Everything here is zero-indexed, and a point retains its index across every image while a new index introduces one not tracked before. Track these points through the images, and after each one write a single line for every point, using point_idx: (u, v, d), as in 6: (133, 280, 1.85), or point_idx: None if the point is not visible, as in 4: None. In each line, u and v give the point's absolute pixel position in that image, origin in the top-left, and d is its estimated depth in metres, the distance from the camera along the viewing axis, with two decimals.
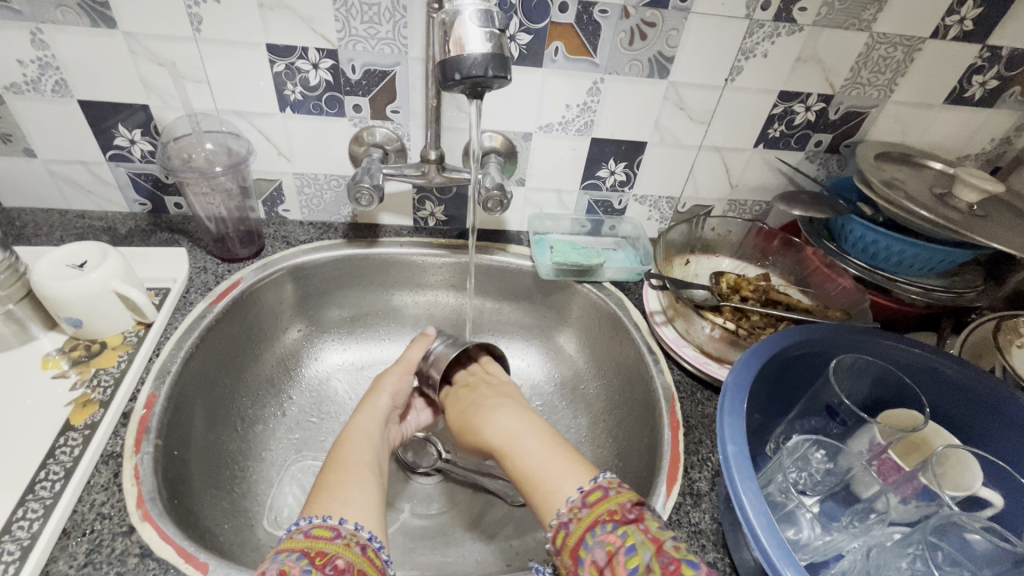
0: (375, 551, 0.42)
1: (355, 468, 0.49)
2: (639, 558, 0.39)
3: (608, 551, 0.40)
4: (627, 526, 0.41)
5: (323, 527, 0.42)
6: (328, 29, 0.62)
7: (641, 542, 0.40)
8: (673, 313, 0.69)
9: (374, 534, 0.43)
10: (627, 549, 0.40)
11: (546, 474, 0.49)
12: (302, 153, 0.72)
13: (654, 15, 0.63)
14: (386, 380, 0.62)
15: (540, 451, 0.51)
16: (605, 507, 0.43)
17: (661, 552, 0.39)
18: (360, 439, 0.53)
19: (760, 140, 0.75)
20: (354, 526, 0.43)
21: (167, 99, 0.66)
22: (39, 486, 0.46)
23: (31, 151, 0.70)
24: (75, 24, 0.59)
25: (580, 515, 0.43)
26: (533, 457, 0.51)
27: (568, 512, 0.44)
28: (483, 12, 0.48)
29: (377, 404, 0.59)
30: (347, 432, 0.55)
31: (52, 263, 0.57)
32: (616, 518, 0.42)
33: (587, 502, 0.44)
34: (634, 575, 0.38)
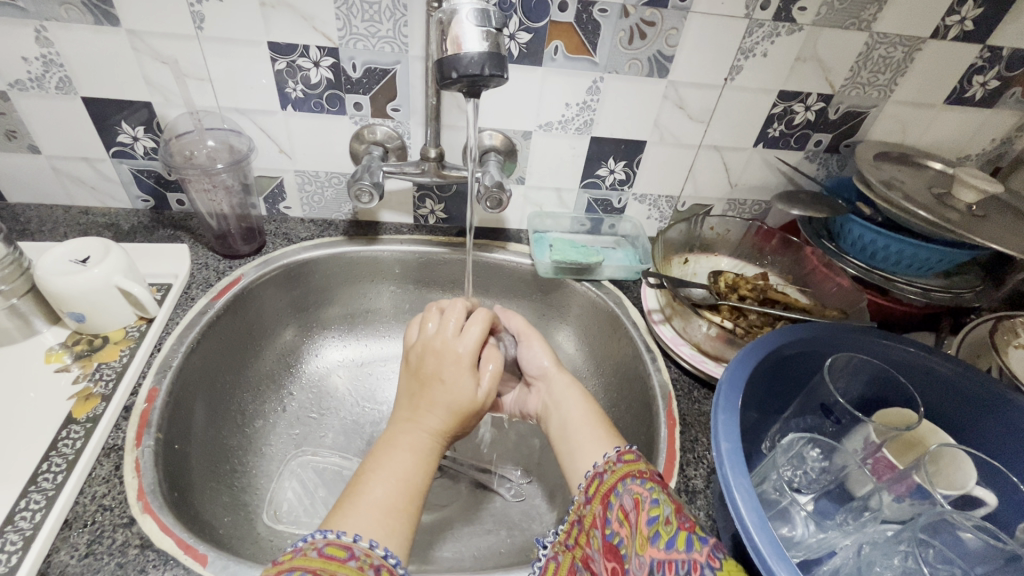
0: (389, 572, 0.38)
1: (392, 484, 0.45)
2: (660, 510, 0.39)
3: (634, 498, 0.41)
4: (654, 483, 0.42)
5: (337, 545, 0.38)
6: (329, 27, 0.62)
7: (664, 499, 0.40)
8: (671, 312, 0.69)
9: (390, 551, 0.40)
10: (652, 500, 0.40)
11: (589, 434, 0.53)
12: (303, 150, 0.73)
13: (654, 14, 0.63)
14: (454, 385, 0.51)
15: (586, 413, 0.55)
16: (638, 467, 0.44)
17: (681, 512, 0.39)
18: (405, 445, 0.48)
19: (760, 140, 0.75)
20: (369, 545, 0.39)
21: (170, 97, 0.67)
22: (41, 478, 0.47)
23: (35, 147, 0.70)
24: (79, 22, 0.60)
25: (614, 467, 0.45)
26: (579, 416, 0.55)
27: (605, 464, 0.47)
28: (481, 11, 0.48)
29: (436, 415, 0.50)
30: (396, 442, 0.48)
31: (54, 258, 0.57)
32: (646, 475, 0.43)
33: (621, 459, 0.46)
34: (651, 522, 0.38)
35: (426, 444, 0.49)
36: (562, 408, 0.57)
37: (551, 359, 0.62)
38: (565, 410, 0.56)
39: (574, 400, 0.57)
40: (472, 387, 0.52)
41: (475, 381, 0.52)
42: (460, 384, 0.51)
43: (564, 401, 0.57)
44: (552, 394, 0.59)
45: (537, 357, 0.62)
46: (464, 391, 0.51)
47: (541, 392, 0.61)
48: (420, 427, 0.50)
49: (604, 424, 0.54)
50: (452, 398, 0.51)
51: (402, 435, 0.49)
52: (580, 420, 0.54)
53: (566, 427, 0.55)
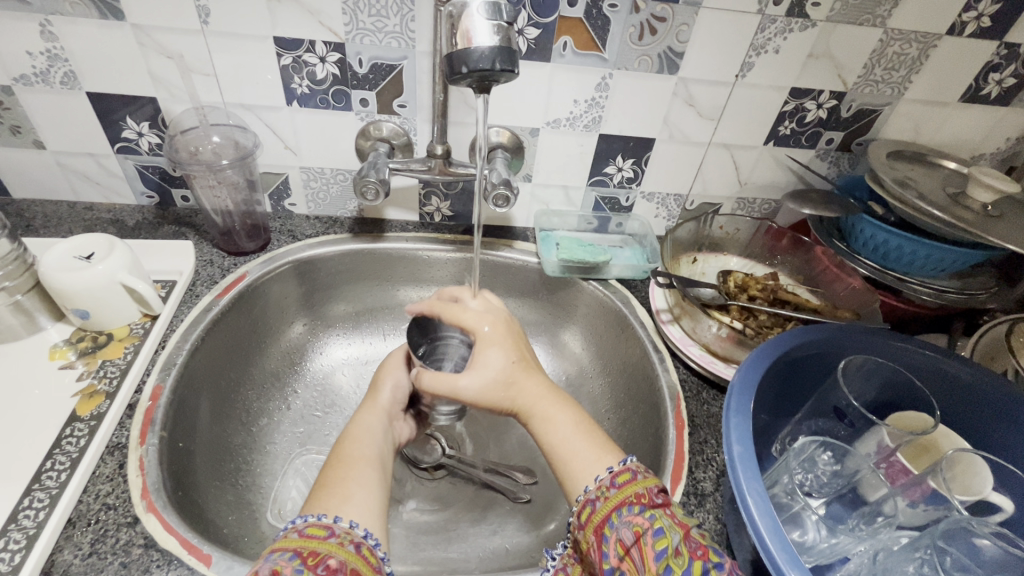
0: (370, 549, 0.40)
1: (356, 464, 0.47)
2: (668, 541, 0.39)
3: (634, 531, 0.40)
4: (654, 509, 0.41)
5: (317, 526, 0.40)
6: (335, 22, 0.61)
7: (669, 526, 0.40)
8: (680, 312, 0.68)
9: (369, 531, 0.41)
10: (655, 531, 0.40)
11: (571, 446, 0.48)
12: (309, 146, 0.72)
13: (664, 9, 0.62)
14: (387, 371, 0.60)
15: (572, 433, 0.49)
16: (634, 489, 0.43)
17: (690, 538, 0.39)
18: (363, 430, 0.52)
19: (770, 138, 0.74)
20: (349, 524, 0.41)
21: (175, 92, 0.66)
22: (45, 476, 0.47)
23: (40, 143, 0.70)
24: (84, 16, 0.59)
25: (607, 494, 0.44)
26: (556, 433, 0.50)
27: (596, 489, 0.44)
28: (492, 4, 0.47)
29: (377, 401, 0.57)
30: (350, 428, 0.53)
31: (58, 255, 0.57)
32: (645, 502, 0.42)
33: (616, 483, 0.44)
34: (660, 557, 0.38)
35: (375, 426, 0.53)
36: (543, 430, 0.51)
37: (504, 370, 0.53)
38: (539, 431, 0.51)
39: (544, 424, 0.51)
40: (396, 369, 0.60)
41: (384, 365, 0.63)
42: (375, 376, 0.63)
43: (535, 419, 0.51)
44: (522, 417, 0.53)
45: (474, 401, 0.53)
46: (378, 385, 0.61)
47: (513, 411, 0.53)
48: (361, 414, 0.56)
49: (587, 434, 0.49)
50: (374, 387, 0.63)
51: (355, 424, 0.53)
52: (562, 441, 0.49)
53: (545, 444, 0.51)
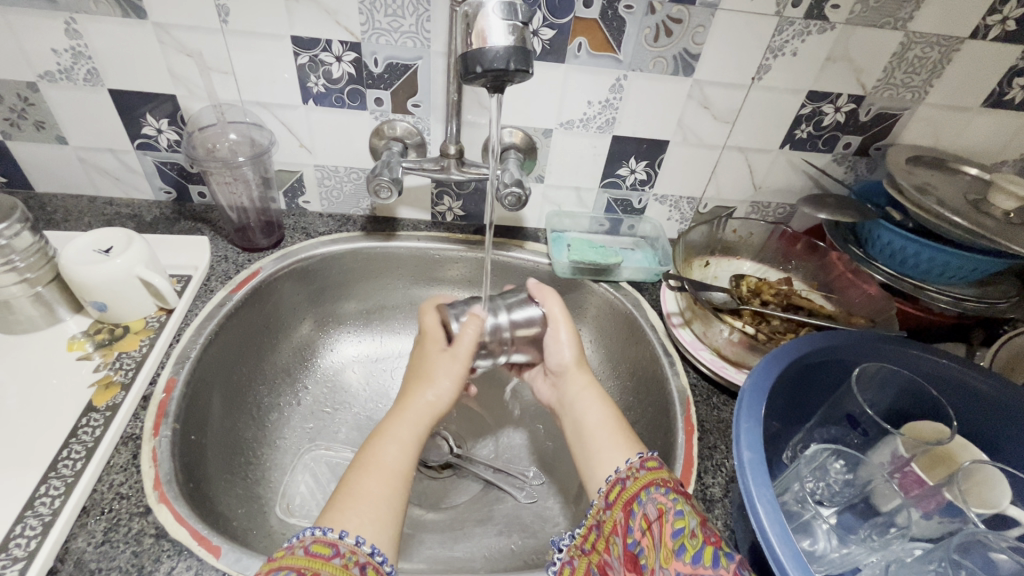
0: (374, 570, 0.39)
1: (384, 475, 0.45)
2: (686, 522, 0.39)
3: (659, 507, 0.41)
4: (678, 494, 0.42)
5: (322, 543, 0.39)
6: (352, 22, 0.62)
7: (688, 511, 0.41)
8: (691, 315, 0.68)
9: (376, 549, 0.40)
10: (677, 512, 0.40)
11: (618, 429, 0.53)
12: (324, 145, 0.73)
13: (681, 11, 0.62)
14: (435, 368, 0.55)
15: (604, 418, 0.54)
16: (661, 475, 0.44)
17: (705, 526, 0.39)
18: (396, 436, 0.49)
19: (786, 141, 0.73)
20: (354, 542, 0.40)
21: (194, 89, 0.67)
22: (61, 464, 0.48)
23: (63, 138, 0.72)
24: (108, 15, 0.61)
25: (637, 474, 0.45)
26: (601, 417, 0.54)
27: (627, 470, 0.46)
28: (507, 4, 0.47)
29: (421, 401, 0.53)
30: (381, 434, 0.49)
31: (78, 249, 0.58)
32: (670, 485, 0.43)
33: (644, 466, 0.46)
34: (676, 535, 0.39)
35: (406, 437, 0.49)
36: (580, 409, 0.56)
37: (573, 352, 0.60)
38: (580, 410, 0.56)
39: (592, 404, 0.56)
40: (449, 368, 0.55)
41: (443, 358, 0.56)
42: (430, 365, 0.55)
43: (582, 398, 0.57)
44: (567, 395, 0.58)
45: (560, 350, 0.60)
46: (432, 372, 0.55)
47: (558, 388, 0.61)
48: (407, 410, 0.52)
49: (625, 427, 0.53)
50: (421, 372, 0.55)
51: (388, 427, 0.50)
52: (597, 422, 0.54)
53: (581, 429, 0.55)
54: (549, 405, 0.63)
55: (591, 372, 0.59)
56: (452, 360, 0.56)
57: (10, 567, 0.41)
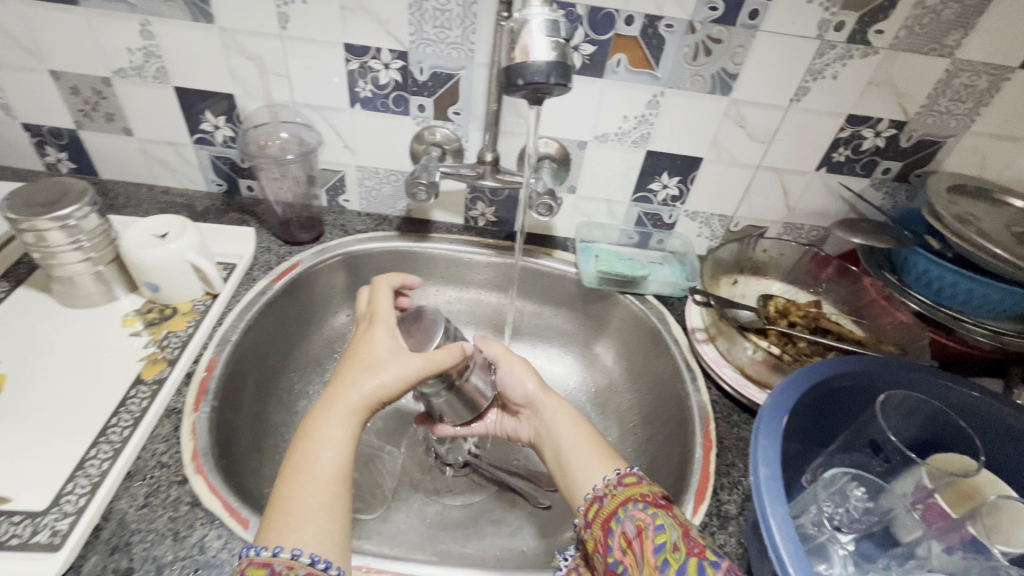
0: None
1: (318, 481, 0.42)
2: (667, 536, 0.41)
3: (637, 524, 0.43)
4: (657, 507, 0.44)
5: (257, 565, 0.37)
6: (401, 32, 0.65)
7: (669, 524, 0.42)
8: (715, 332, 0.67)
9: (317, 557, 0.38)
10: (656, 526, 0.42)
11: (596, 444, 0.54)
12: (367, 147, 0.76)
13: (721, 31, 0.63)
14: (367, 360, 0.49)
15: (581, 437, 0.54)
16: (639, 490, 0.46)
17: (688, 536, 0.41)
18: (329, 433, 0.44)
19: (823, 163, 0.73)
20: (291, 555, 0.38)
21: (250, 90, 0.72)
22: (110, 430, 0.51)
23: (129, 130, 0.77)
24: (179, 18, 0.66)
25: (615, 491, 0.47)
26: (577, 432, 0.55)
27: (604, 488, 0.48)
28: (551, 21, 0.49)
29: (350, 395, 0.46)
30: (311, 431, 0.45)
31: (139, 232, 0.62)
32: (648, 500, 0.45)
33: (622, 482, 0.47)
34: (658, 549, 0.40)
35: (339, 432, 0.45)
36: (557, 433, 0.56)
37: (535, 382, 0.60)
38: (557, 435, 0.56)
39: (567, 425, 0.56)
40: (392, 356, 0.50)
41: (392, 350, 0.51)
42: (377, 356, 0.50)
43: (560, 418, 0.57)
44: (543, 420, 0.59)
45: (522, 382, 0.61)
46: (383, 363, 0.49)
47: (532, 420, 0.61)
48: (342, 404, 0.46)
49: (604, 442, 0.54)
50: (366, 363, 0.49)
51: (320, 424, 0.45)
52: (575, 442, 0.54)
53: (560, 454, 0.55)
54: (529, 439, 0.62)
55: (557, 395, 0.60)
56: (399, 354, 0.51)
57: (60, 520, 0.44)
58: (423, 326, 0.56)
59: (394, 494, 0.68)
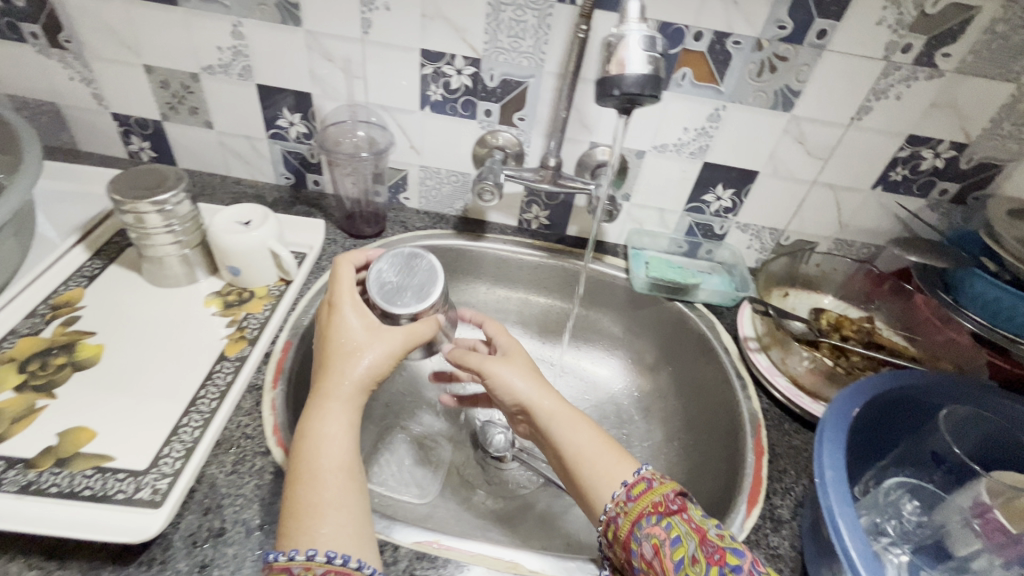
0: None
1: (326, 478, 0.44)
2: (685, 550, 0.41)
3: (654, 543, 0.42)
4: (670, 518, 0.43)
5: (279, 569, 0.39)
6: (476, 40, 0.68)
7: (685, 533, 0.42)
8: (769, 341, 0.69)
9: (334, 554, 0.40)
10: (672, 541, 0.42)
11: (610, 456, 0.49)
12: (432, 148, 0.79)
13: (788, 50, 0.64)
14: (344, 352, 0.48)
15: (586, 441, 0.50)
16: (650, 500, 0.45)
17: (705, 543, 0.41)
18: (327, 430, 0.45)
19: (879, 182, 0.74)
20: (307, 556, 0.39)
21: (327, 90, 0.76)
22: (200, 401, 0.55)
23: (210, 123, 0.82)
24: (270, 20, 0.70)
25: (625, 508, 0.45)
26: (594, 435, 0.51)
27: (615, 506, 0.46)
28: (648, 38, 0.50)
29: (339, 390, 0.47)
30: (308, 430, 0.46)
31: (225, 218, 0.65)
32: (661, 511, 0.44)
33: (631, 496, 0.46)
34: (679, 566, 0.40)
35: (338, 430, 0.46)
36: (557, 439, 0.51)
37: (522, 382, 0.54)
38: (557, 439, 0.51)
39: (567, 430, 0.51)
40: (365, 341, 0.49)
41: (362, 335, 0.49)
42: (352, 345, 0.49)
43: (558, 423, 0.51)
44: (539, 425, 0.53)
45: (509, 386, 0.54)
46: (360, 349, 0.49)
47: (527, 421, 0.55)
48: (333, 400, 0.47)
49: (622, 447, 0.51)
50: (339, 353, 0.49)
51: (316, 423, 0.45)
52: (578, 450, 0.50)
53: (563, 462, 0.51)
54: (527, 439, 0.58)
55: (553, 393, 0.54)
56: (369, 338, 0.49)
57: (159, 480, 0.48)
58: (399, 297, 0.55)
59: (445, 482, 0.71)
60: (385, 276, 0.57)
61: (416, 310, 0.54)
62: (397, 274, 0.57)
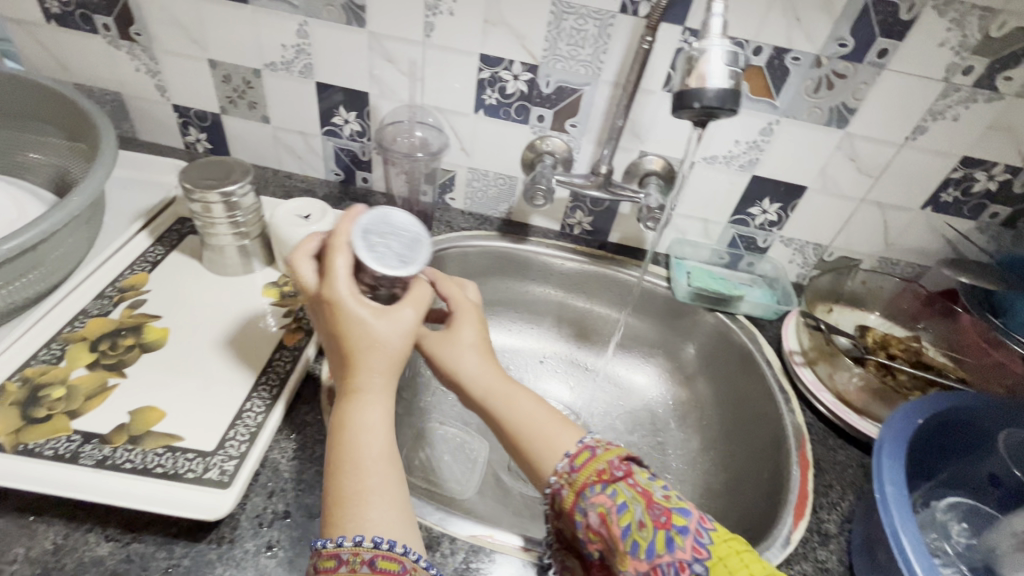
0: (385, 559, 0.39)
1: (368, 469, 0.43)
2: (631, 515, 0.40)
3: (599, 511, 0.41)
4: (615, 485, 0.42)
5: (327, 557, 0.39)
6: (536, 47, 0.70)
7: (630, 499, 0.41)
8: (816, 356, 0.69)
9: (385, 539, 0.40)
10: (619, 508, 0.41)
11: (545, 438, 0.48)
12: (482, 150, 0.81)
13: (847, 67, 0.65)
14: (363, 340, 0.45)
15: (532, 412, 0.49)
16: (594, 469, 0.44)
17: (651, 506, 0.39)
18: (371, 421, 0.45)
19: (929, 202, 0.74)
20: (355, 542, 0.39)
21: (384, 90, 0.77)
22: (262, 387, 0.56)
23: (267, 118, 0.84)
24: (335, 21, 0.72)
25: (569, 479, 0.44)
26: (531, 413, 0.50)
27: (561, 477, 0.45)
28: (732, 53, 0.51)
29: (371, 379, 0.46)
30: (347, 421, 0.44)
31: (286, 211, 0.67)
32: (604, 479, 0.43)
33: (575, 466, 0.45)
34: (626, 531, 0.39)
35: (380, 421, 0.45)
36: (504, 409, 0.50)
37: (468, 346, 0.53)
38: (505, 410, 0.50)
39: (513, 402, 0.50)
40: (387, 328, 0.46)
41: (373, 318, 0.46)
42: (362, 328, 0.45)
43: (504, 395, 0.51)
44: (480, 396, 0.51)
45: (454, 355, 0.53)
46: (384, 337, 0.46)
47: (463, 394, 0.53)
48: (371, 389, 0.46)
49: (558, 420, 0.49)
50: (362, 347, 0.46)
51: (358, 413, 0.45)
52: (526, 420, 0.49)
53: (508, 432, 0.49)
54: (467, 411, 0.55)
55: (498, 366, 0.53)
56: (386, 322, 0.46)
57: (227, 461, 0.49)
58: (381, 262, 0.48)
59: (485, 479, 0.72)
60: (366, 232, 0.49)
61: (401, 275, 0.48)
62: (380, 232, 0.50)
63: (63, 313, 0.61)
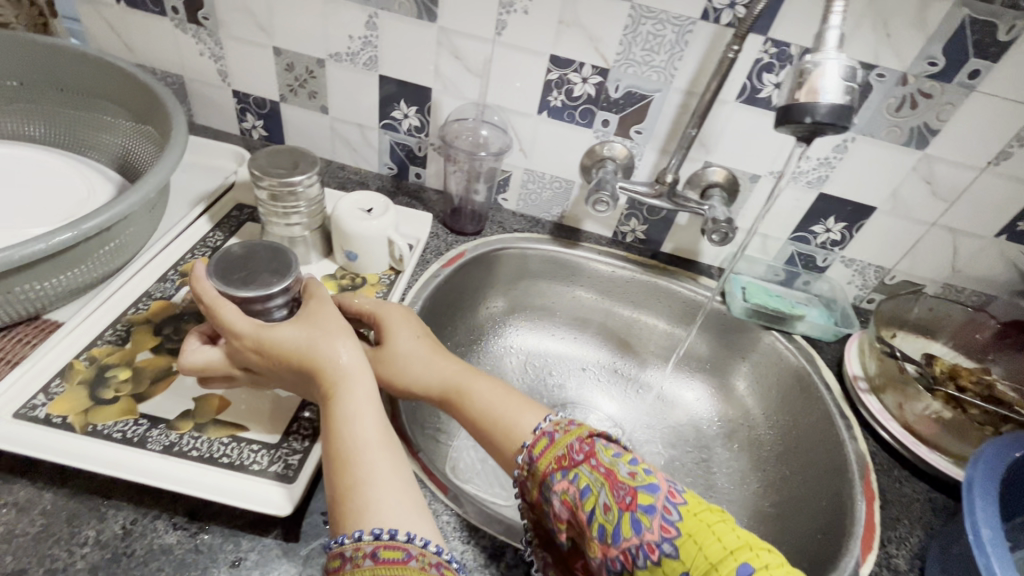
0: (386, 548, 0.38)
1: (364, 454, 0.43)
2: (595, 498, 0.43)
3: (567, 498, 0.44)
4: (576, 469, 0.45)
5: (335, 557, 0.38)
6: (609, 50, 0.68)
7: (592, 482, 0.44)
8: (883, 383, 0.67)
9: (386, 530, 0.38)
10: (582, 492, 0.44)
11: (502, 416, 0.51)
12: (542, 152, 0.80)
13: (934, 87, 0.63)
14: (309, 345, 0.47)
15: (489, 394, 0.53)
16: (551, 456, 0.47)
17: (614, 488, 0.43)
18: (356, 409, 0.45)
19: (1004, 231, 0.71)
20: (355, 536, 0.38)
21: (447, 86, 0.77)
22: None
23: (325, 108, 0.84)
24: (406, 14, 0.71)
25: (533, 468, 0.47)
26: (484, 397, 0.53)
27: (525, 467, 0.48)
28: (848, 69, 0.49)
29: (335, 374, 0.46)
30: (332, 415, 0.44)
31: (348, 204, 0.67)
32: (564, 465, 0.46)
33: (535, 457, 0.47)
34: (593, 516, 0.42)
35: (363, 409, 0.45)
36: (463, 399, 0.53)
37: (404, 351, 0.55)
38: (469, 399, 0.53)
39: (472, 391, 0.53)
40: (305, 336, 0.47)
41: (293, 333, 0.47)
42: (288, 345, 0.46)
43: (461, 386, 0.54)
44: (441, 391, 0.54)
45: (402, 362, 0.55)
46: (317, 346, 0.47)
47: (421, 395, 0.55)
48: (343, 383, 0.46)
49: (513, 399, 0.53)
50: (306, 357, 0.47)
51: (339, 406, 0.45)
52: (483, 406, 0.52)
53: (475, 419, 0.52)
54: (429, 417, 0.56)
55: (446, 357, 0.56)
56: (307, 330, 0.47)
57: (291, 455, 0.49)
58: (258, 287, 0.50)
59: None
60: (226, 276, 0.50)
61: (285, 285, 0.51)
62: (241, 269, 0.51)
63: (128, 293, 0.61)
